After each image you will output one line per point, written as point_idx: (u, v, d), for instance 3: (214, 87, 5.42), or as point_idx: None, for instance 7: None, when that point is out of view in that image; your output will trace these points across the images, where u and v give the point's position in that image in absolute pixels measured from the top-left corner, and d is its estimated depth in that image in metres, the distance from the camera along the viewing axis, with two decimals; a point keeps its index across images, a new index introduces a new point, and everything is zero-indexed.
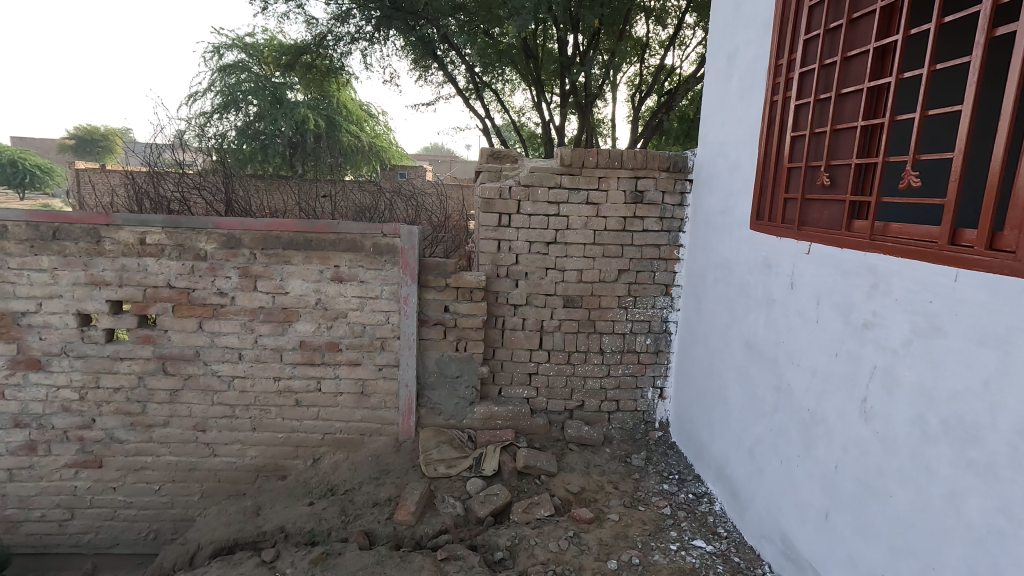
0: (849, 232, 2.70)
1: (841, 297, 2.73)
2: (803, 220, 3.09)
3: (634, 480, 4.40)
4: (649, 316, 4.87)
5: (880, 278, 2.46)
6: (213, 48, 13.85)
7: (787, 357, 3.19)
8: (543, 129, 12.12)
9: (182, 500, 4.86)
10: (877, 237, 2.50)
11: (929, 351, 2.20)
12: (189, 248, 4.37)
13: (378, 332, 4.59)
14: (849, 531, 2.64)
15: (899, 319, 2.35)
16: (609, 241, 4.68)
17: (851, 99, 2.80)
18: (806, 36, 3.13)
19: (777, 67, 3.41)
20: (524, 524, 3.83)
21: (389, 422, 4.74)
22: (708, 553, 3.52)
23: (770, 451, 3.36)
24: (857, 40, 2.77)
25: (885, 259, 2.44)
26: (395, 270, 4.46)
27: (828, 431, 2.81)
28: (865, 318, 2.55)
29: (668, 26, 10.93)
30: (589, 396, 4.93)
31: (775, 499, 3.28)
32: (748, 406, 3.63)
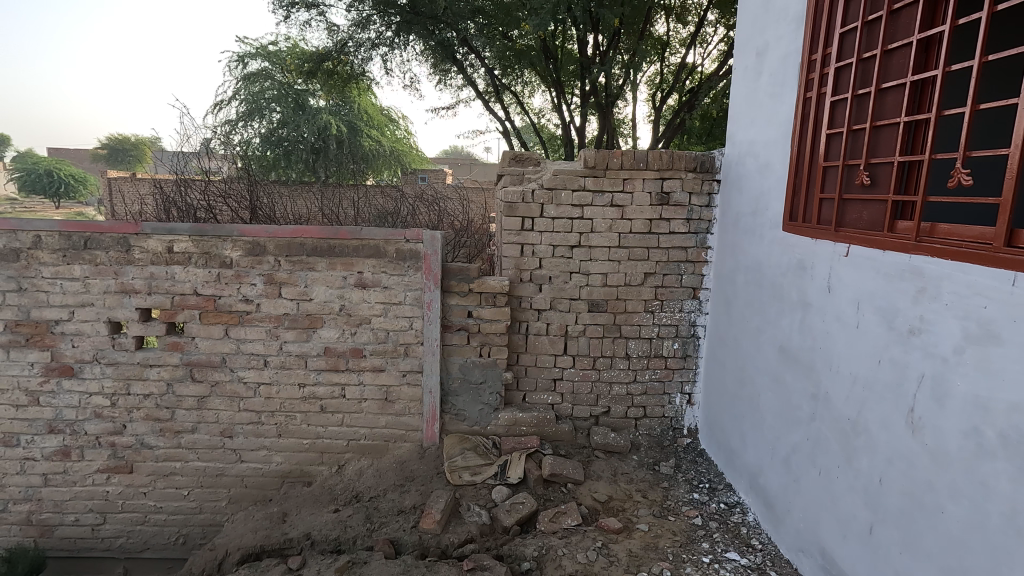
0: (892, 233, 2.58)
1: (884, 302, 2.61)
2: (840, 221, 2.97)
3: (663, 489, 4.29)
4: (676, 320, 4.76)
5: (928, 282, 2.34)
6: (238, 57, 14.12)
7: (824, 364, 3.07)
8: (563, 130, 12.03)
9: (210, 506, 4.91)
10: (924, 238, 2.38)
11: (983, 360, 2.08)
12: (215, 256, 4.40)
13: (401, 338, 4.56)
14: (896, 548, 2.52)
15: (949, 326, 2.23)
16: (634, 244, 4.59)
17: (892, 95, 2.68)
18: (842, 29, 3.01)
19: (811, 62, 3.29)
20: (550, 534, 3.75)
21: (413, 429, 4.72)
22: (743, 566, 3.40)
23: (807, 461, 3.24)
24: (898, 32, 2.65)
25: (933, 261, 2.32)
26: (418, 275, 4.44)
27: (870, 442, 2.69)
28: (911, 324, 2.43)
29: (689, 24, 10.78)
30: (614, 401, 4.85)
31: (814, 511, 3.15)
32: (782, 414, 3.51)
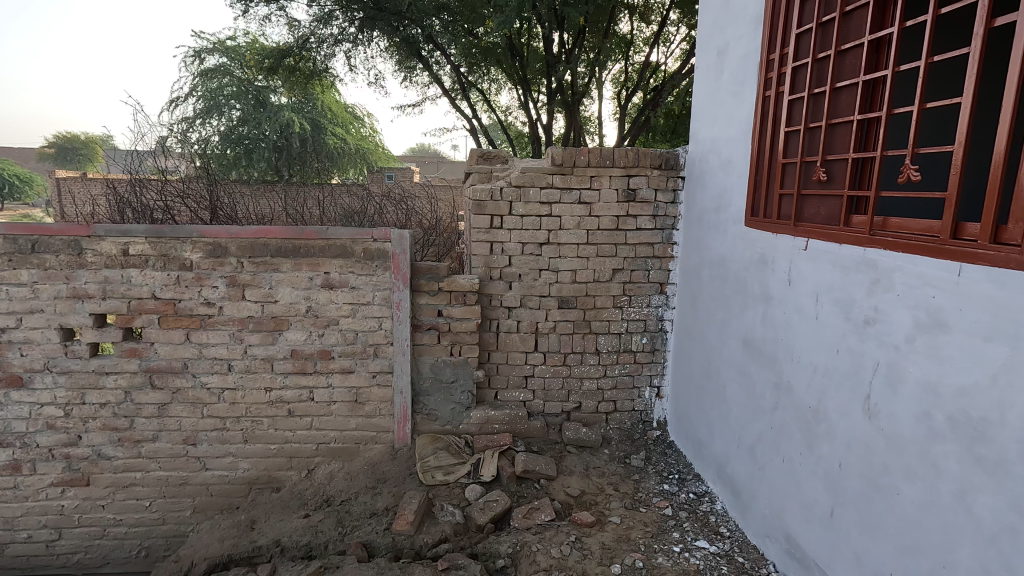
0: (847, 228, 2.68)
1: (841, 294, 2.71)
2: (799, 216, 3.07)
3: (634, 481, 4.36)
4: (644, 315, 4.84)
5: (881, 273, 2.44)
6: (194, 52, 13.66)
7: (786, 354, 3.17)
8: (531, 128, 12.05)
9: (173, 516, 4.75)
10: (877, 232, 2.49)
11: (932, 346, 2.18)
12: (174, 258, 4.26)
13: (371, 339, 4.50)
14: (855, 530, 2.62)
15: (901, 315, 2.34)
16: (602, 241, 4.64)
17: (846, 94, 2.78)
18: (798, 30, 3.10)
19: (769, 62, 3.39)
20: (524, 530, 3.77)
21: (384, 430, 4.67)
22: (712, 554, 3.49)
23: (771, 449, 3.34)
24: (850, 33, 2.75)
25: (885, 254, 2.42)
26: (387, 275, 4.39)
27: (830, 429, 2.79)
28: (866, 314, 2.53)
29: (652, 23, 10.93)
30: (585, 396, 4.90)
31: (778, 497, 3.25)
32: (747, 405, 3.61)
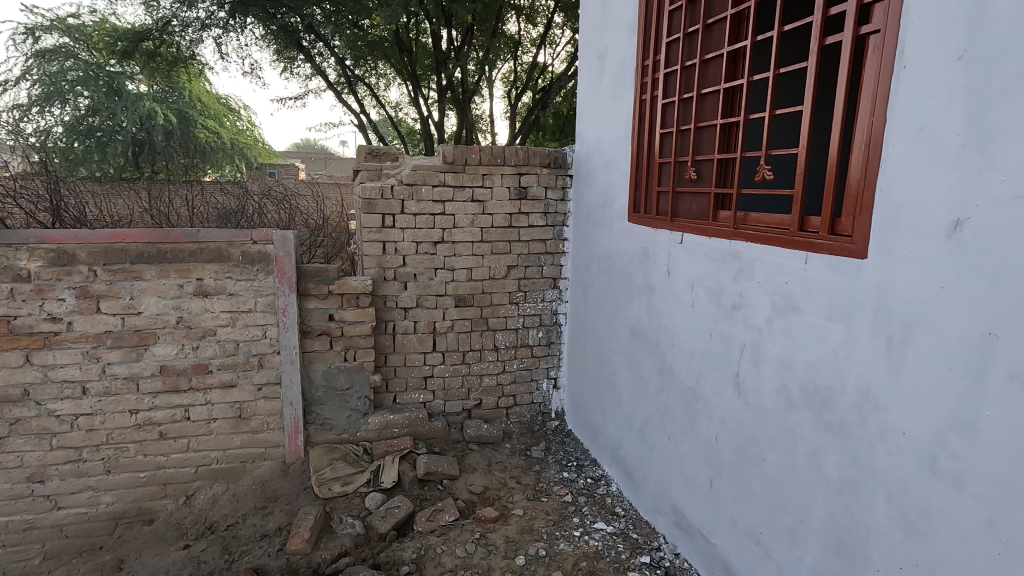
0: (715, 222, 2.93)
1: (712, 283, 2.96)
2: (674, 212, 3.31)
3: (536, 472, 4.46)
4: (539, 309, 4.97)
5: (744, 263, 2.70)
6: (25, 29, 11.82)
7: (668, 341, 3.41)
8: (422, 125, 11.87)
9: (17, 567, 4.10)
10: (739, 225, 2.75)
11: (787, 326, 2.46)
12: (5, 269, 3.66)
13: (254, 349, 4.19)
14: (731, 497, 2.88)
15: (762, 300, 2.61)
16: (496, 238, 4.69)
17: (710, 99, 3.03)
18: (668, 38, 3.33)
19: (644, 67, 3.61)
20: (429, 533, 3.71)
21: (274, 445, 4.37)
22: (609, 533, 3.66)
23: (658, 429, 3.58)
24: (712, 44, 3.00)
25: (747, 245, 2.68)
26: (270, 279, 4.10)
27: (707, 407, 3.05)
28: (734, 300, 2.79)
29: (538, 25, 11.21)
30: (486, 393, 4.94)
31: (666, 473, 3.50)
32: (635, 389, 3.84)
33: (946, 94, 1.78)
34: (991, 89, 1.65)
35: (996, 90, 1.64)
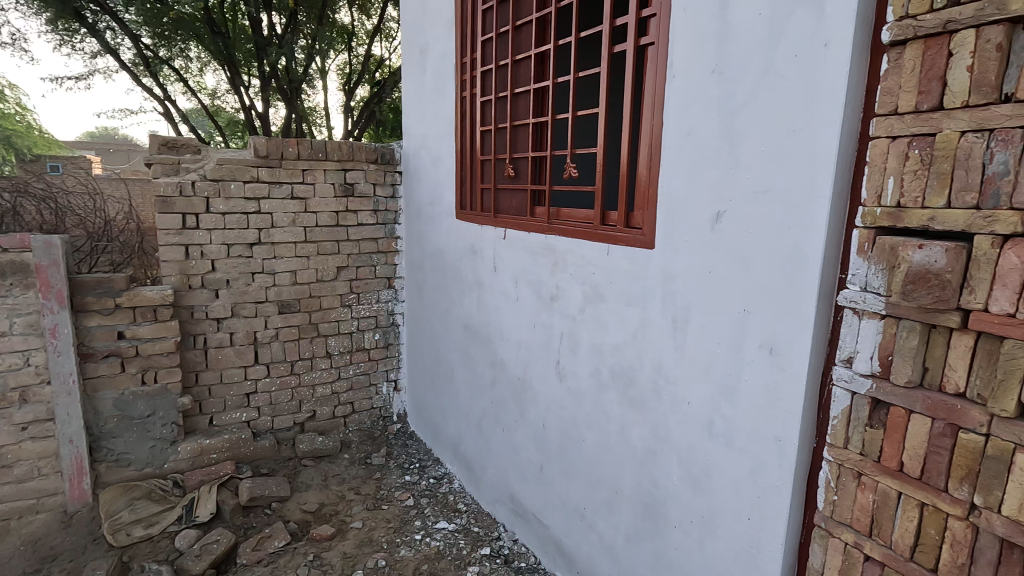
0: (532, 217, 3.05)
1: (532, 276, 3.08)
2: (497, 208, 3.39)
3: (376, 480, 4.29)
4: (374, 311, 4.79)
5: (559, 256, 2.85)
6: None
7: (497, 334, 3.48)
8: (244, 115, 10.77)
9: None
10: (553, 220, 2.89)
11: (596, 314, 2.65)
12: None
13: (13, 380, 3.42)
14: (558, 478, 3.04)
15: (575, 290, 2.77)
16: (322, 238, 4.41)
17: (523, 99, 3.14)
18: (483, 37, 3.38)
19: (463, 65, 3.64)
20: (254, 565, 3.35)
21: (50, 493, 3.61)
22: (451, 531, 3.65)
23: (493, 421, 3.65)
24: (521, 45, 3.10)
25: (560, 239, 2.83)
26: (31, 295, 3.40)
27: (534, 395, 3.18)
28: (551, 292, 2.93)
29: (372, 17, 10.81)
30: (320, 404, 4.66)
31: (502, 463, 3.59)
32: (471, 384, 3.88)
33: (705, 102, 2.03)
34: (735, 100, 1.92)
35: (739, 101, 1.90)
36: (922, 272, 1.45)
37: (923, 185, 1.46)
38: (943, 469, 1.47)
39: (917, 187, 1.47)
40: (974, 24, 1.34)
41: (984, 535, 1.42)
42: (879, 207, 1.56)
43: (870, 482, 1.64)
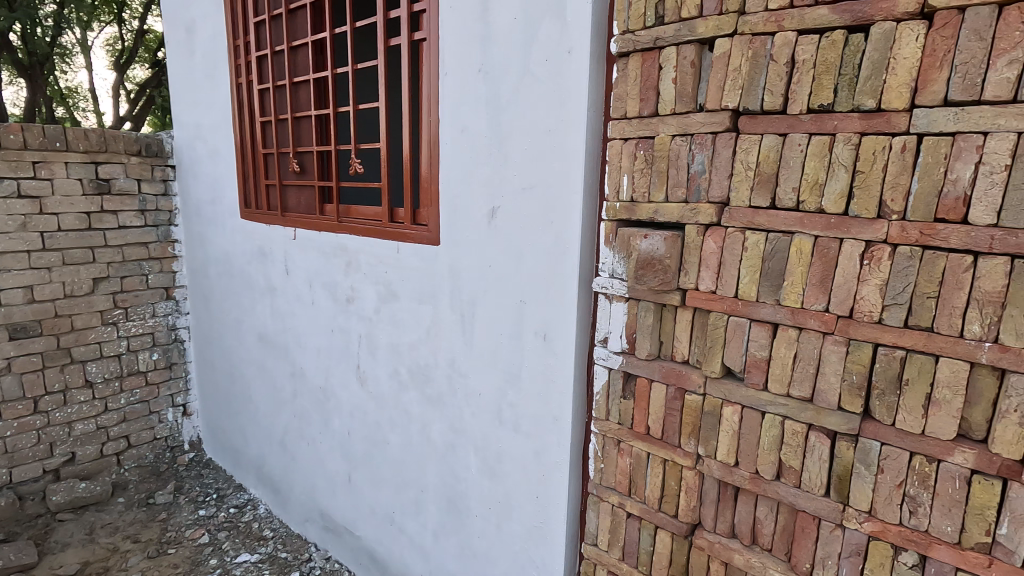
0: (322, 216, 2.87)
1: (326, 278, 2.91)
2: (285, 206, 3.12)
3: (161, 521, 3.71)
4: (150, 327, 4.13)
5: (351, 256, 2.72)
6: None
7: (295, 342, 3.23)
8: None
9: None
10: (343, 218, 2.74)
11: (392, 314, 2.59)
12: None
13: None
14: (366, 486, 2.93)
15: (369, 290, 2.67)
16: (69, 245, 3.65)
17: (305, 89, 2.93)
18: (255, 19, 3.07)
19: (237, 48, 3.27)
20: None
21: None
22: (254, 563, 3.31)
23: (297, 436, 3.39)
24: (298, 31, 2.88)
25: (351, 238, 2.70)
26: None
27: (337, 403, 3.01)
28: (347, 293, 2.80)
29: None
30: (81, 443, 3.89)
31: (309, 479, 3.35)
32: (270, 399, 3.55)
33: (475, 101, 2.08)
34: (501, 100, 1.99)
35: (504, 101, 1.98)
36: (648, 259, 1.62)
37: (648, 182, 1.66)
38: (676, 427, 1.71)
39: (644, 184, 1.67)
40: (675, 43, 1.55)
41: (707, 479, 1.67)
42: (618, 201, 1.74)
43: (627, 447, 1.84)
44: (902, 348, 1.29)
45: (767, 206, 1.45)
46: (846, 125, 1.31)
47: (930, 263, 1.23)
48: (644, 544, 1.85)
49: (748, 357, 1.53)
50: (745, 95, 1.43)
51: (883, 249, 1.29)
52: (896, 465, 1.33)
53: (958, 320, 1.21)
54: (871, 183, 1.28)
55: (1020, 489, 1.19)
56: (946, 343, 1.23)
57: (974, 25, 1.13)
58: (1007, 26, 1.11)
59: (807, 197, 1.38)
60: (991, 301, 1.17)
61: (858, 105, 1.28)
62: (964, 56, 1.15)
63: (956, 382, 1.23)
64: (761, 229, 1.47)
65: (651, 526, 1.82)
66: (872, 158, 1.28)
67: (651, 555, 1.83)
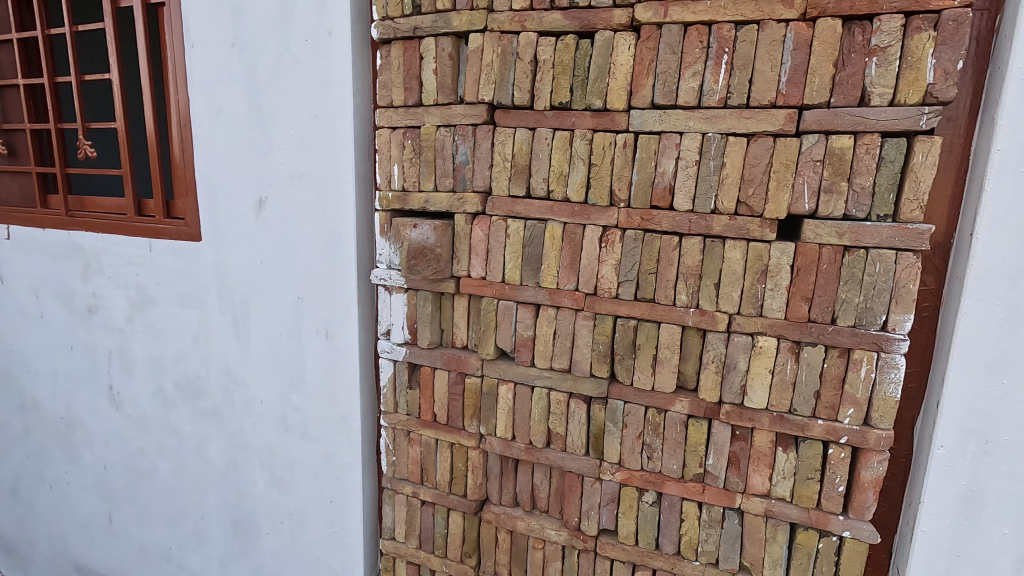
0: (45, 209, 2.34)
1: (58, 284, 2.38)
2: None
3: None
4: None
5: (89, 257, 2.26)
6: None
7: (21, 366, 2.60)
8: None
9: None
10: (75, 212, 2.27)
11: (149, 322, 2.22)
12: None
13: None
14: (134, 524, 2.50)
15: (117, 296, 2.25)
16: None
17: (6, 51, 2.34)
18: None
19: None
20: None
21: None
22: None
23: (34, 480, 2.74)
24: None
25: (86, 236, 2.24)
26: None
27: (87, 434, 2.51)
28: (88, 303, 2.32)
29: None
30: None
31: (56, 529, 2.75)
32: None
33: (229, 79, 1.84)
34: (258, 79, 1.80)
35: (262, 81, 1.79)
36: (420, 248, 1.62)
37: (418, 172, 1.66)
38: (460, 410, 1.76)
39: (413, 174, 1.67)
40: (432, 34, 1.57)
41: (490, 456, 1.76)
42: (390, 191, 1.71)
43: (416, 436, 1.86)
44: (634, 318, 1.49)
45: (523, 195, 1.55)
46: (581, 121, 1.45)
47: (650, 243, 1.43)
48: (438, 528, 1.88)
49: (517, 337, 1.63)
50: (498, 89, 1.51)
51: (616, 232, 1.46)
52: (636, 419, 1.54)
53: (670, 291, 1.43)
54: (603, 175, 1.45)
55: (719, 425, 1.46)
56: (665, 310, 1.45)
57: (669, 40, 1.33)
58: (690, 43, 1.32)
59: (555, 186, 1.50)
60: (693, 274, 1.40)
61: (589, 104, 1.43)
62: (663, 67, 1.35)
63: (674, 343, 1.46)
64: (520, 216, 1.56)
65: (443, 509, 1.86)
66: (603, 152, 1.43)
67: (446, 537, 1.88)
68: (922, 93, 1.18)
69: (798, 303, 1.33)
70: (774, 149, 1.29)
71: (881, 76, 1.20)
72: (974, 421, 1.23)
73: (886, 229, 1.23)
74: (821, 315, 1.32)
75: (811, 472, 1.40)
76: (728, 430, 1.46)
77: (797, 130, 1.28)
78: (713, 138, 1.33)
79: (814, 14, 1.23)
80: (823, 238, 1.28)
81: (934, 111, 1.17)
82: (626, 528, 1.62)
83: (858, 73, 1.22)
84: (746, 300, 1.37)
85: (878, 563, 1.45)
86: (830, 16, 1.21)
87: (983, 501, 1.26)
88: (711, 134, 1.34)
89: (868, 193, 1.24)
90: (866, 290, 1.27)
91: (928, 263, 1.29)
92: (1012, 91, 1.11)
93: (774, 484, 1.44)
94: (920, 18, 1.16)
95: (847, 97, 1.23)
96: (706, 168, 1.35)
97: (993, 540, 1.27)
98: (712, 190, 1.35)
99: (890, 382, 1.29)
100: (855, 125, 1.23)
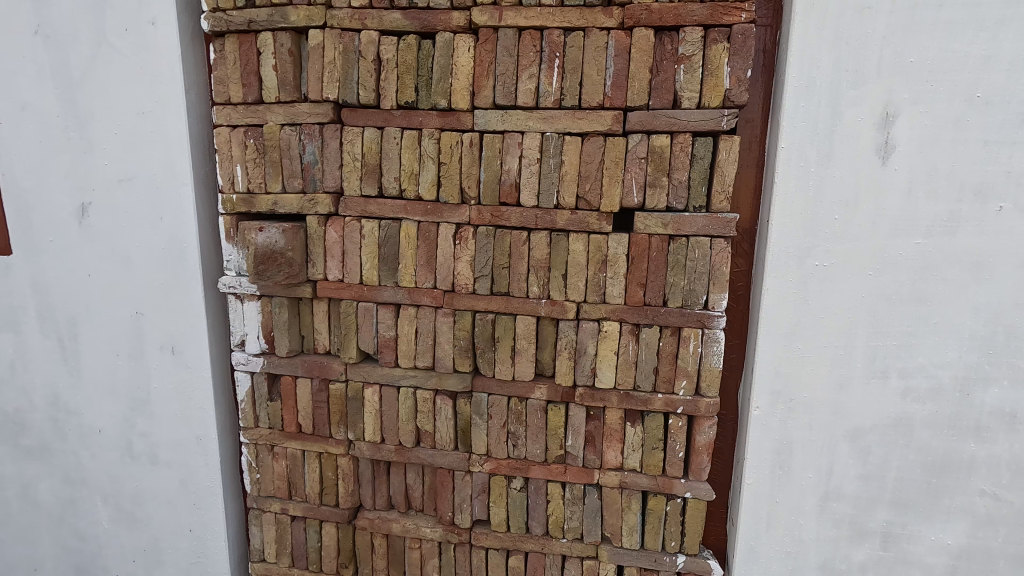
0: None
1: None
2: None
3: None
4: None
5: None
6: None
7: None
8: None
9: None
10: None
11: None
12: None
13: None
14: None
15: None
16: None
17: None
18: None
19: None
20: None
21: None
22: None
23: None
24: None
25: None
26: None
27: None
28: None
29: None
30: None
31: None
32: None
33: (34, 69, 1.62)
34: (71, 72, 1.61)
35: (76, 74, 1.61)
36: (268, 252, 1.54)
37: (263, 173, 1.58)
38: (325, 418, 1.70)
39: (258, 175, 1.58)
40: (269, 28, 1.50)
41: (360, 461, 1.73)
42: (234, 194, 1.61)
43: (281, 450, 1.77)
44: (491, 312, 1.53)
45: (375, 195, 1.54)
46: (428, 121, 1.47)
47: (501, 239, 1.48)
48: (311, 542, 1.81)
49: (379, 339, 1.62)
50: (342, 88, 1.48)
51: (468, 230, 1.49)
52: (500, 409, 1.58)
53: (523, 284, 1.49)
54: (452, 173, 1.47)
55: (576, 408, 1.55)
56: (519, 303, 1.50)
57: (505, 43, 1.39)
58: (525, 46, 1.39)
59: (407, 185, 1.51)
60: (542, 266, 1.47)
61: (435, 104, 1.46)
62: (501, 69, 1.40)
63: (530, 334, 1.53)
64: (375, 216, 1.55)
65: (316, 522, 1.80)
66: (451, 151, 1.46)
67: (320, 550, 1.81)
68: (722, 97, 1.34)
69: (634, 288, 1.45)
70: (605, 148, 1.40)
71: (689, 81, 1.34)
72: (780, 382, 1.42)
73: (701, 218, 1.39)
74: (655, 298, 1.45)
75: (655, 442, 1.54)
76: (583, 412, 1.55)
77: (624, 130, 1.40)
78: (551, 137, 1.41)
79: (630, 24, 1.35)
80: (651, 229, 1.41)
81: (732, 113, 1.34)
82: (497, 516, 1.66)
83: (670, 78, 1.35)
84: (590, 289, 1.47)
85: (717, 516, 1.63)
86: (644, 26, 1.34)
87: (792, 452, 1.45)
88: (550, 133, 1.41)
89: (684, 187, 1.39)
90: (689, 274, 1.42)
91: (738, 247, 1.48)
92: (790, 98, 1.30)
93: (626, 457, 1.56)
94: (716, 31, 1.32)
95: (663, 101, 1.36)
96: (547, 166, 1.42)
97: (802, 484, 1.46)
98: (554, 186, 1.43)
99: (714, 354, 1.45)
100: (671, 126, 1.36)
